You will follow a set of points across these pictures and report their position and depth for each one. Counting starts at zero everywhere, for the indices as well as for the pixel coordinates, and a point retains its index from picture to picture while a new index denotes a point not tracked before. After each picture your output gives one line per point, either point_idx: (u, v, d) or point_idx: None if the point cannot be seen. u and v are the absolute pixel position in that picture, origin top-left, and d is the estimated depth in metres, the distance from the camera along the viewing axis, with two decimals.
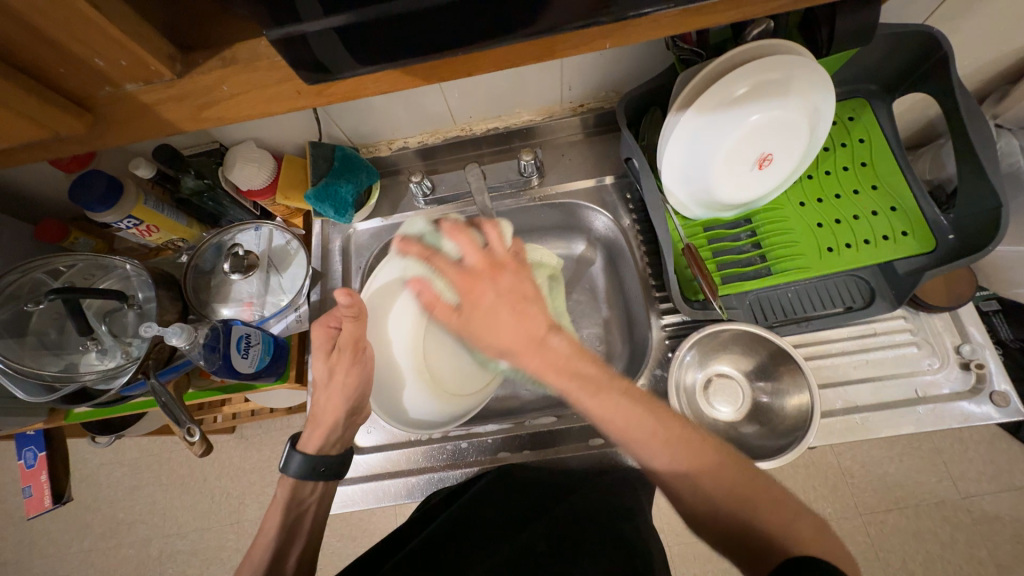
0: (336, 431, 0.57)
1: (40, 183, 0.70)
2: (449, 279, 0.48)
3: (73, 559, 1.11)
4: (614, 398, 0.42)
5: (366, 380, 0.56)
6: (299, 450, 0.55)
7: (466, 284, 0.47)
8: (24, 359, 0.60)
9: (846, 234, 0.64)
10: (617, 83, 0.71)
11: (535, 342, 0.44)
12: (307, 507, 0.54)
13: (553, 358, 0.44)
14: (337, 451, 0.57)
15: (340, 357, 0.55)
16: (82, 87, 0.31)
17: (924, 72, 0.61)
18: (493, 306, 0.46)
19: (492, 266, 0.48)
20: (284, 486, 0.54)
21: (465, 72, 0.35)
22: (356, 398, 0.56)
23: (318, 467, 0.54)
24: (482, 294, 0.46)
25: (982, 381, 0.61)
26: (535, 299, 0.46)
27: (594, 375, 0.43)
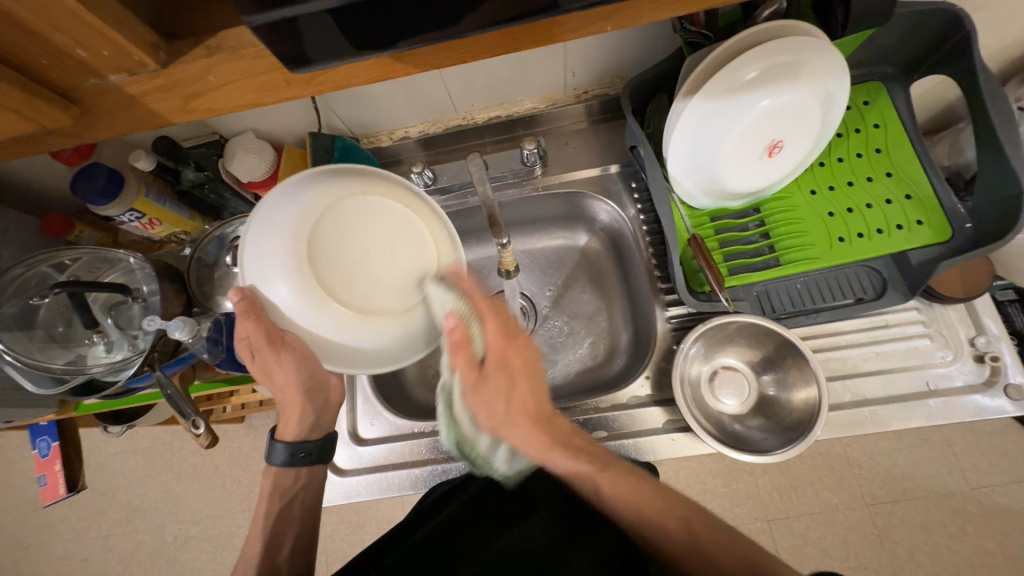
0: (306, 417, 0.56)
1: (42, 177, 0.70)
2: (490, 335, 0.48)
3: (91, 544, 1.14)
4: (621, 478, 0.50)
5: (305, 366, 0.52)
6: (278, 440, 0.56)
7: (500, 345, 0.48)
8: (34, 353, 0.61)
9: (858, 223, 0.62)
10: (622, 69, 0.69)
11: (543, 420, 0.50)
12: (294, 495, 0.56)
13: (552, 439, 0.50)
14: (317, 437, 0.58)
15: (264, 357, 0.49)
16: (67, 78, 0.31)
17: (944, 53, 0.58)
18: (516, 376, 0.49)
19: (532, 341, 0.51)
20: (267, 476, 0.55)
21: (459, 57, 0.34)
22: (307, 380, 0.54)
23: (299, 454, 0.56)
24: (511, 368, 0.49)
25: (996, 374, 0.60)
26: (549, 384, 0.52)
27: (596, 456, 0.51)
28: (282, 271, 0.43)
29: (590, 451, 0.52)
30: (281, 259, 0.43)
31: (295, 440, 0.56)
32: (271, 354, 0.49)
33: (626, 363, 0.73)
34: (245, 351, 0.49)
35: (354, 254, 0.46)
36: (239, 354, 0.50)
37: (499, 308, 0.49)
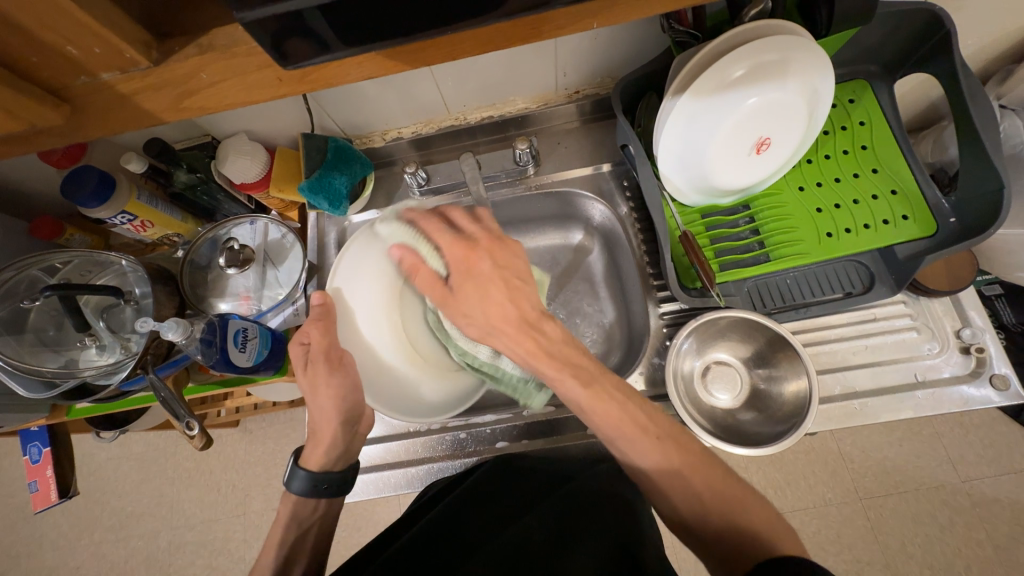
0: (334, 447, 0.56)
1: (32, 180, 0.69)
2: (444, 241, 0.50)
3: (84, 552, 1.13)
4: (606, 393, 0.46)
5: (351, 390, 0.54)
6: (302, 467, 0.55)
7: (458, 253, 0.49)
8: (24, 356, 0.60)
9: (846, 219, 0.64)
10: (612, 68, 0.70)
11: (528, 321, 0.48)
12: (310, 524, 0.55)
13: (536, 338, 0.47)
14: (341, 468, 0.57)
15: (315, 369, 0.54)
16: (58, 77, 0.31)
17: (926, 51, 0.59)
18: (485, 281, 0.49)
19: (491, 240, 0.50)
20: (287, 502, 0.55)
21: (449, 55, 0.35)
22: (348, 408, 0.55)
23: (321, 484, 0.55)
24: (476, 265, 0.49)
25: (982, 366, 0.61)
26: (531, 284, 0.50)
27: (588, 368, 0.47)
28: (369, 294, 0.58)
29: (575, 365, 0.47)
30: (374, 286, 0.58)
31: (319, 470, 0.55)
32: (323, 366, 0.54)
33: (621, 360, 0.73)
34: (300, 360, 0.54)
35: None
36: (291, 358, 0.55)
37: (440, 222, 0.52)
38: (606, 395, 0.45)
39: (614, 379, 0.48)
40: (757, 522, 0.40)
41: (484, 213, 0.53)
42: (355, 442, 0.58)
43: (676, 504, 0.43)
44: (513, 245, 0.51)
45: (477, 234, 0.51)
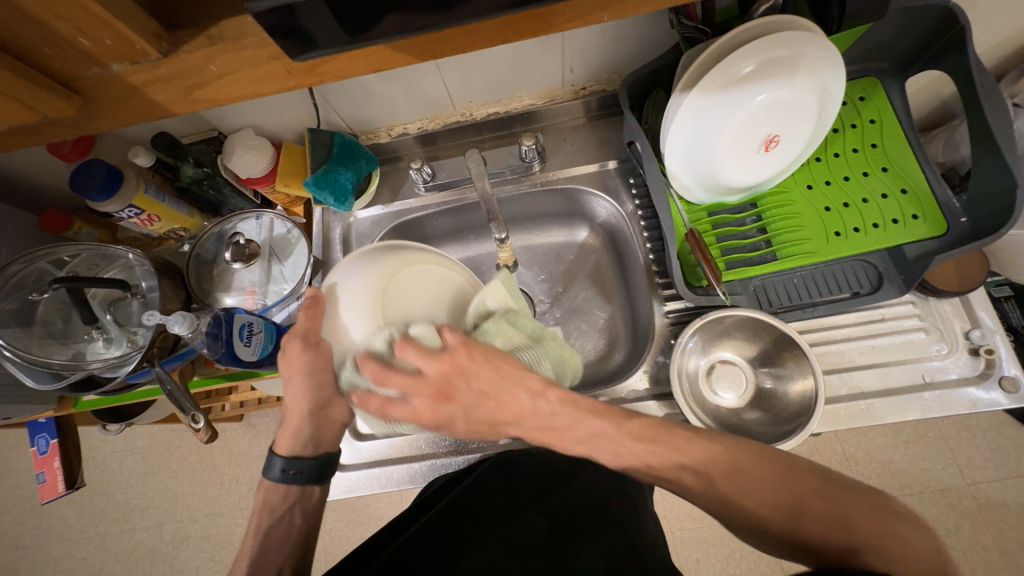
0: (303, 430, 0.53)
1: (40, 173, 0.70)
2: (411, 409, 0.43)
3: (90, 543, 1.14)
4: (631, 447, 0.44)
5: (323, 370, 0.50)
6: (276, 453, 0.54)
7: (430, 412, 0.43)
8: (32, 349, 0.61)
9: (854, 218, 0.63)
10: (620, 65, 0.69)
11: (532, 423, 0.45)
12: (284, 512, 0.53)
13: (545, 429, 0.46)
14: (313, 454, 0.54)
15: (291, 346, 0.49)
16: (70, 68, 0.31)
17: (940, 48, 0.58)
18: (474, 408, 0.45)
19: (441, 385, 0.43)
20: (261, 488, 0.53)
21: (459, 48, 0.35)
22: (319, 390, 0.51)
23: (291, 470, 0.53)
24: (456, 407, 0.44)
25: (992, 367, 0.60)
26: (506, 383, 0.44)
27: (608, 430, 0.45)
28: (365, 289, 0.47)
29: (591, 440, 0.45)
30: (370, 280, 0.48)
31: (293, 456, 0.54)
32: (303, 346, 0.49)
33: (625, 359, 0.73)
34: (285, 343, 0.50)
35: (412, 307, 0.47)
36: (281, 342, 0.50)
37: (381, 402, 0.43)
38: (636, 452, 0.44)
39: (633, 433, 0.44)
40: (822, 525, 0.38)
41: (405, 355, 0.42)
42: (327, 429, 0.54)
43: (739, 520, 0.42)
44: (465, 365, 0.43)
45: (422, 397, 0.42)
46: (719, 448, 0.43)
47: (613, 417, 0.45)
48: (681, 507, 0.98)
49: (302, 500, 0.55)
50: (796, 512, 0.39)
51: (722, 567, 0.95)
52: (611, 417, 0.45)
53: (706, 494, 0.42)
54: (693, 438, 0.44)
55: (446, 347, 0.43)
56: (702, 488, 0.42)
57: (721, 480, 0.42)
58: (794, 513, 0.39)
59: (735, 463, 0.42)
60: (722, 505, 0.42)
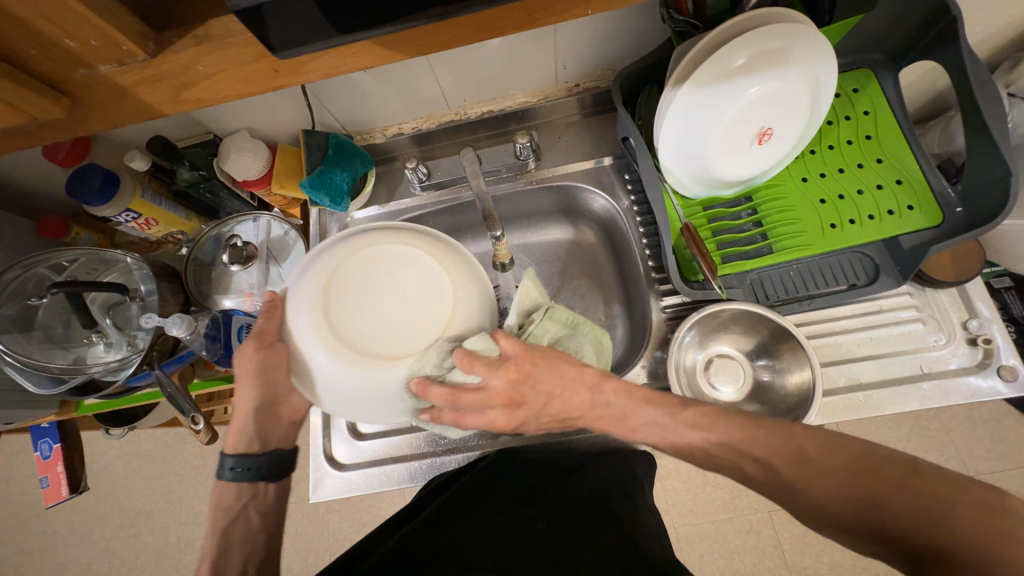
0: (250, 429, 0.55)
1: (37, 178, 0.70)
2: (492, 418, 0.49)
3: (95, 547, 1.15)
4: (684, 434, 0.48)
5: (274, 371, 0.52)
6: (227, 455, 0.55)
7: (504, 417, 0.50)
8: (33, 354, 0.61)
9: (849, 210, 0.63)
10: (613, 60, 0.69)
11: (590, 411, 0.52)
12: (240, 510, 0.54)
13: (604, 418, 0.52)
14: (261, 450, 0.56)
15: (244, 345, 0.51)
16: (58, 70, 0.31)
17: (932, 38, 0.58)
18: (540, 407, 0.51)
19: (512, 391, 0.48)
20: (214, 490, 0.54)
21: (446, 44, 0.35)
22: (268, 388, 0.54)
23: (242, 468, 0.54)
24: (528, 409, 0.50)
25: (989, 357, 0.60)
26: (566, 382, 0.51)
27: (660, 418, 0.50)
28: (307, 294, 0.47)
29: (643, 427, 0.51)
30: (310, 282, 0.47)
31: (242, 453, 0.55)
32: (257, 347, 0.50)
33: (623, 354, 0.73)
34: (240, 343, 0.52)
35: (359, 300, 0.46)
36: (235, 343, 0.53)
37: (455, 417, 0.48)
38: (692, 440, 0.48)
39: (686, 421, 0.49)
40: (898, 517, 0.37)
41: (476, 372, 0.44)
42: (275, 428, 0.57)
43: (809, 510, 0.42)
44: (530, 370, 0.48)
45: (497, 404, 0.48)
46: (786, 435, 0.44)
47: (667, 407, 0.50)
48: (684, 504, 0.98)
49: (256, 498, 0.56)
50: (873, 503, 0.38)
51: (725, 562, 0.95)
52: (664, 406, 0.50)
53: (773, 482, 0.43)
54: (754, 427, 0.46)
55: (506, 357, 0.47)
56: (766, 477, 0.44)
57: (786, 469, 0.43)
58: (872, 505, 0.38)
59: (803, 453, 0.42)
60: (791, 494, 0.42)
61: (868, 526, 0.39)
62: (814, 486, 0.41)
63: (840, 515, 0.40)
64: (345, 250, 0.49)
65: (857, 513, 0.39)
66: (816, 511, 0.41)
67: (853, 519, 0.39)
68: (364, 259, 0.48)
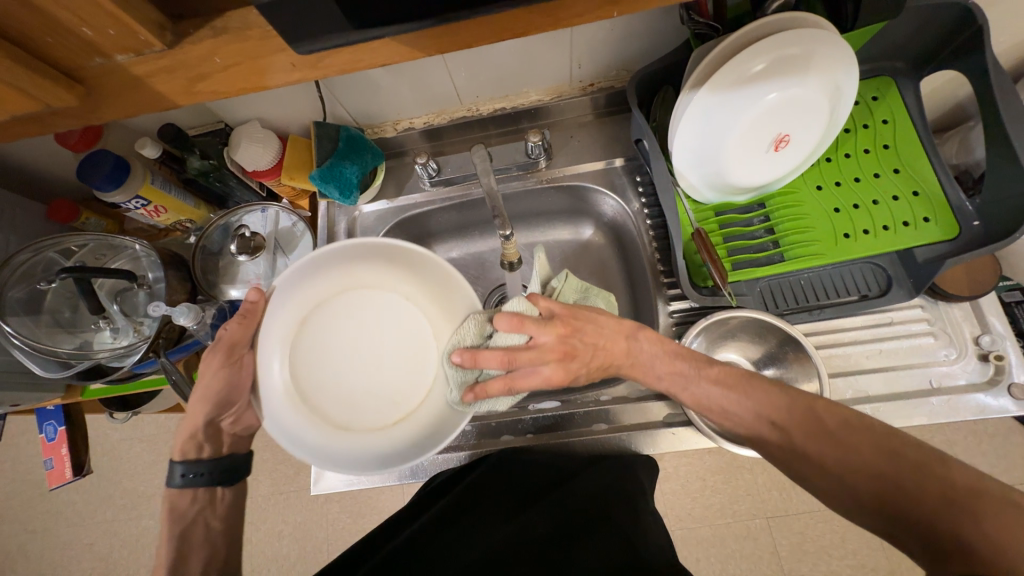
0: (201, 435, 0.57)
1: (48, 162, 0.70)
2: (549, 375, 0.49)
3: (97, 529, 1.16)
4: (705, 387, 0.50)
5: (234, 383, 0.57)
6: (178, 460, 0.55)
7: (558, 374, 0.50)
8: (41, 338, 0.62)
9: (864, 220, 0.62)
10: (629, 61, 0.69)
11: (627, 360, 0.52)
12: (193, 516, 0.54)
13: (635, 367, 0.53)
14: (209, 454, 0.57)
15: (212, 355, 0.55)
16: (73, 57, 0.31)
17: (957, 47, 0.57)
18: (588, 363, 0.51)
19: (562, 347, 0.50)
20: (167, 498, 0.54)
21: (466, 43, 0.34)
22: (222, 400, 0.56)
23: (194, 474, 0.55)
24: (581, 364, 0.51)
25: (1001, 373, 0.60)
26: (610, 333, 0.52)
27: (682, 371, 0.51)
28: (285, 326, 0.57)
29: (671, 376, 0.52)
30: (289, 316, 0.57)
31: (192, 459, 0.56)
32: (225, 356, 0.55)
33: None
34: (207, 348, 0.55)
35: (328, 340, 0.58)
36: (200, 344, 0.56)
37: (507, 381, 0.49)
38: (711, 394, 0.50)
39: (712, 376, 0.50)
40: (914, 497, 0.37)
41: (530, 328, 0.49)
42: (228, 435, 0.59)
43: (826, 489, 0.42)
44: (575, 325, 0.51)
45: (549, 359, 0.49)
46: (804, 406, 0.45)
47: (693, 361, 0.51)
48: (683, 508, 0.98)
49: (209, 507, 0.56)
50: (888, 486, 0.39)
51: (721, 567, 0.95)
52: (689, 358, 0.51)
53: (788, 449, 0.45)
54: (772, 390, 0.47)
55: (553, 315, 0.51)
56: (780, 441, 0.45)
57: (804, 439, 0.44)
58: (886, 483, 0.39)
59: (820, 424, 0.43)
60: (810, 466, 0.43)
61: (876, 503, 0.39)
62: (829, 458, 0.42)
63: (854, 487, 0.40)
64: (320, 291, 0.58)
65: (873, 490, 0.39)
66: (828, 483, 0.42)
67: (868, 495, 0.40)
68: (328, 303, 0.59)
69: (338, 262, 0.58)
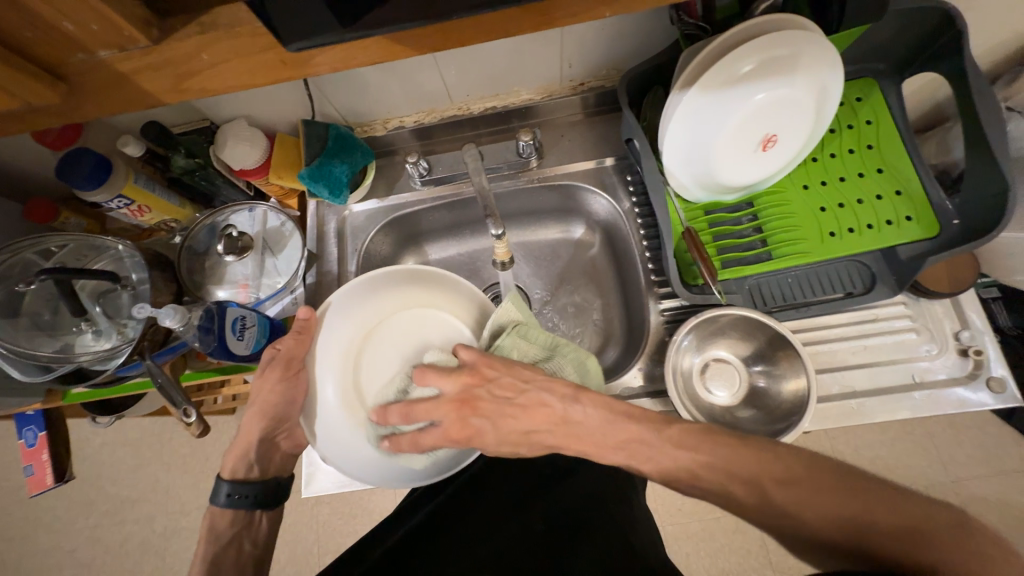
0: (251, 455, 0.55)
1: (25, 160, 0.68)
2: (433, 439, 0.50)
3: (79, 535, 1.13)
4: (671, 453, 0.45)
5: (289, 401, 0.55)
6: (222, 480, 0.54)
7: (456, 429, 0.50)
8: (19, 341, 0.60)
9: (849, 218, 0.63)
10: (618, 61, 0.69)
11: (559, 420, 0.49)
12: (232, 537, 0.53)
13: (580, 438, 0.49)
14: (258, 474, 0.56)
15: (268, 372, 0.53)
16: (54, 53, 0.30)
17: (938, 50, 0.58)
18: (505, 421, 0.50)
19: (459, 398, 0.50)
20: (206, 517, 0.53)
21: (456, 41, 0.34)
22: (276, 418, 0.55)
23: (236, 495, 0.53)
24: (484, 416, 0.50)
25: (979, 368, 0.61)
26: (529, 387, 0.50)
27: (641, 434, 0.47)
28: (338, 351, 0.56)
29: (630, 445, 0.47)
30: (348, 337, 0.57)
31: (238, 479, 0.54)
32: (281, 374, 0.54)
33: (618, 357, 0.73)
34: (263, 364, 0.54)
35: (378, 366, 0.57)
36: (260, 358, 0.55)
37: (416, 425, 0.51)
38: (678, 461, 0.45)
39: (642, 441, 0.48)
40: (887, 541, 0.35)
41: (428, 376, 0.51)
42: (274, 456, 0.58)
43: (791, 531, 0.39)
44: (480, 374, 0.51)
45: (446, 413, 0.50)
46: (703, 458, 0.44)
47: (651, 423, 0.47)
48: (673, 504, 0.99)
49: (243, 526, 0.54)
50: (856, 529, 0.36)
51: (712, 562, 0.96)
52: (647, 423, 0.47)
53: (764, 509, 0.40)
54: (741, 445, 0.43)
55: (463, 365, 0.52)
56: (758, 502, 0.41)
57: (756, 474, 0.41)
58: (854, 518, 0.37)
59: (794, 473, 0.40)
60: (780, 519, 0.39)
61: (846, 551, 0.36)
62: (808, 508, 0.38)
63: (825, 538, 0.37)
64: (375, 314, 0.59)
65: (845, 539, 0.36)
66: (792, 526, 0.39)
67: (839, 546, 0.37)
68: (383, 329, 0.58)
69: (379, 283, 0.59)
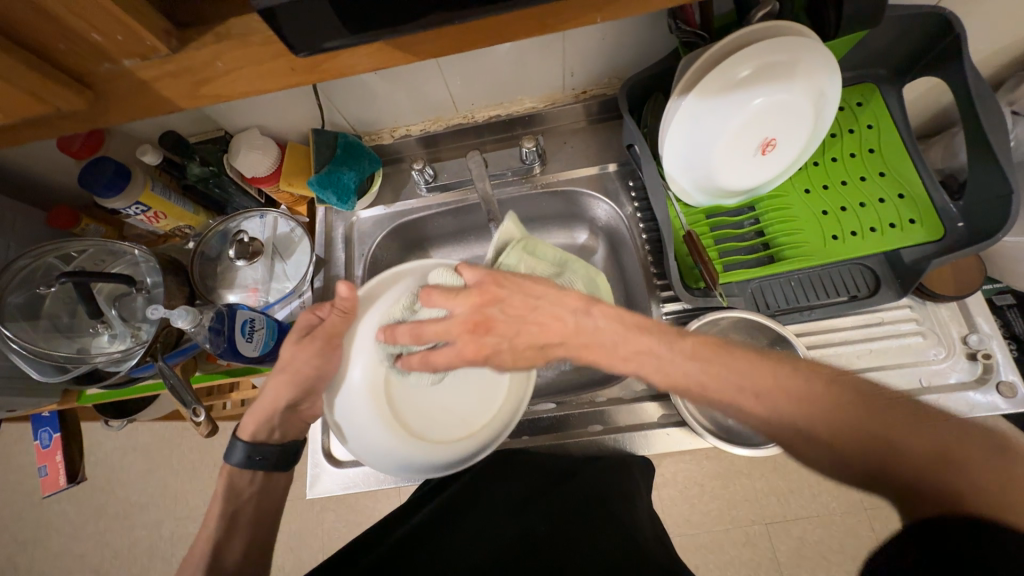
0: (274, 418, 0.56)
1: (49, 169, 0.71)
2: (452, 354, 0.49)
3: (89, 539, 1.15)
4: (681, 365, 0.47)
5: (322, 375, 0.53)
6: (239, 438, 0.55)
7: (470, 344, 0.50)
8: (38, 342, 0.62)
9: (852, 222, 0.63)
10: (620, 69, 0.71)
11: (576, 335, 0.51)
12: (249, 496, 0.55)
13: (592, 346, 0.51)
14: (278, 439, 0.57)
15: (309, 343, 0.51)
16: (81, 62, 0.32)
17: (938, 55, 0.59)
18: (515, 332, 0.52)
19: (474, 313, 0.50)
20: (223, 475, 0.55)
21: (457, 49, 0.35)
22: (305, 389, 0.54)
23: (256, 456, 0.55)
24: (499, 334, 0.51)
25: (989, 372, 0.60)
26: (542, 302, 0.52)
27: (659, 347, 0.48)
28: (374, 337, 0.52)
29: (640, 356, 0.49)
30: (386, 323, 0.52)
31: (257, 441, 0.56)
32: (318, 347, 0.51)
33: None
34: (300, 334, 0.52)
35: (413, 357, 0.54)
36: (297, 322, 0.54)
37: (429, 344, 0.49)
38: (691, 371, 0.47)
39: None
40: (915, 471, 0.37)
41: (435, 298, 0.49)
42: (293, 426, 0.58)
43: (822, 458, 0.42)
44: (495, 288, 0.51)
45: (461, 326, 0.49)
46: None
47: (665, 338, 0.49)
48: (680, 514, 0.97)
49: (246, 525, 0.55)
50: (884, 458, 0.38)
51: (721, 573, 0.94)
52: (659, 336, 0.49)
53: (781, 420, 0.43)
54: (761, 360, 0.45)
55: (469, 285, 0.51)
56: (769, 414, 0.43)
57: (786, 403, 0.43)
58: (883, 445, 0.38)
59: (845, 400, 0.41)
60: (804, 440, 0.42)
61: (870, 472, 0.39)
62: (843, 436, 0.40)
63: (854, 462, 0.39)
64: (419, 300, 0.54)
65: (878, 471, 0.38)
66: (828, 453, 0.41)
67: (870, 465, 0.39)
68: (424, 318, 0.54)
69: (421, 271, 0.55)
